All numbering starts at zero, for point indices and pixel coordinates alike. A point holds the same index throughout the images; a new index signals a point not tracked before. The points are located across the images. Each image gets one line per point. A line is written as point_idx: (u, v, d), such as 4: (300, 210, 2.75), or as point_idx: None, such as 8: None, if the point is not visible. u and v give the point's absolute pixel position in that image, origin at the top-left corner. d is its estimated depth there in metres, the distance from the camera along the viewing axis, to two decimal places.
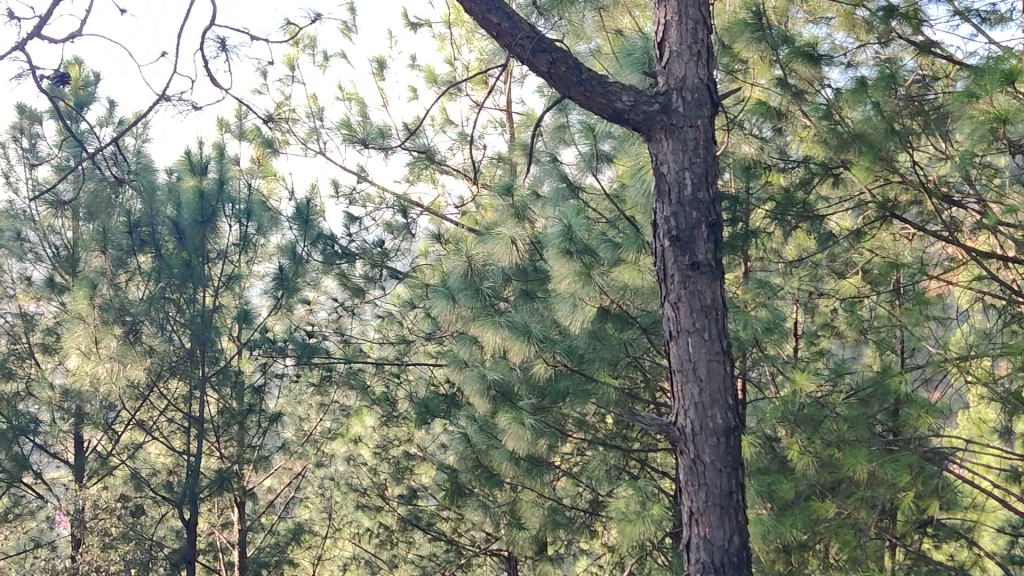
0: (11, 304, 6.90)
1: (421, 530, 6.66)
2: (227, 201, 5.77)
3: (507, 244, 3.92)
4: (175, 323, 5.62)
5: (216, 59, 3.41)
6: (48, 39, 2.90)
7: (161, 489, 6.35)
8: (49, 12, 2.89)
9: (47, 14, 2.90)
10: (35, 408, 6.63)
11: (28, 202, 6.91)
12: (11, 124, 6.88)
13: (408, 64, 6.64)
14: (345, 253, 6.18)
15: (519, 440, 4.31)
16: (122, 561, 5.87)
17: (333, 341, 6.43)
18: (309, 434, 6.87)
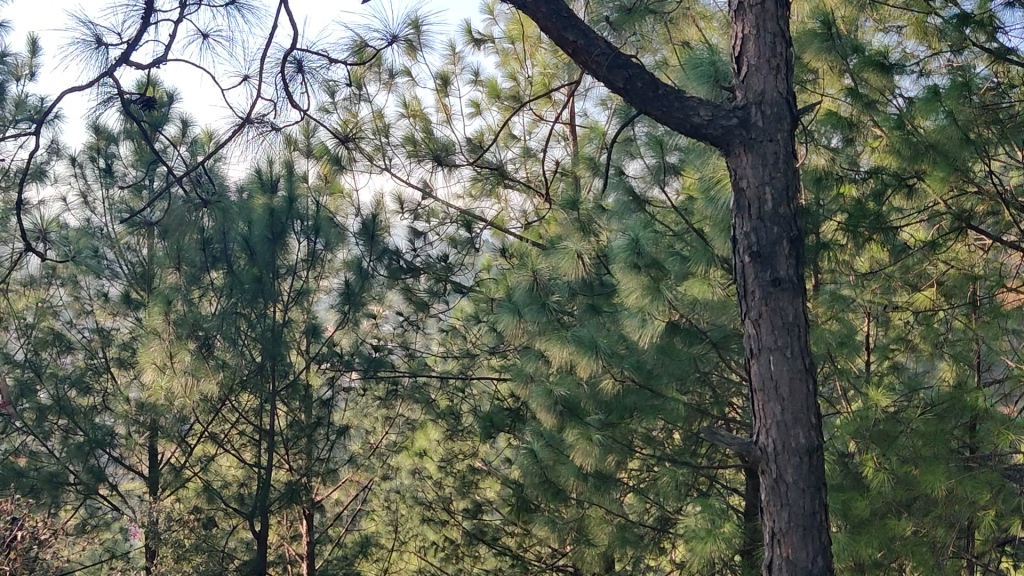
0: (89, 319, 7.18)
1: (486, 544, 6.73)
2: (296, 218, 5.73)
3: (573, 258, 3.89)
4: (246, 337, 5.68)
5: (294, 80, 3.46)
6: (135, 65, 2.99)
7: (232, 500, 6.46)
8: (136, 38, 2.97)
9: (135, 40, 2.98)
10: (112, 422, 6.82)
11: (105, 220, 7.10)
12: (89, 144, 7.07)
13: (471, 79, 6.70)
14: (410, 268, 6.36)
15: (587, 456, 4.32)
16: (195, 572, 5.99)
17: (398, 355, 6.59)
18: (375, 447, 6.91)
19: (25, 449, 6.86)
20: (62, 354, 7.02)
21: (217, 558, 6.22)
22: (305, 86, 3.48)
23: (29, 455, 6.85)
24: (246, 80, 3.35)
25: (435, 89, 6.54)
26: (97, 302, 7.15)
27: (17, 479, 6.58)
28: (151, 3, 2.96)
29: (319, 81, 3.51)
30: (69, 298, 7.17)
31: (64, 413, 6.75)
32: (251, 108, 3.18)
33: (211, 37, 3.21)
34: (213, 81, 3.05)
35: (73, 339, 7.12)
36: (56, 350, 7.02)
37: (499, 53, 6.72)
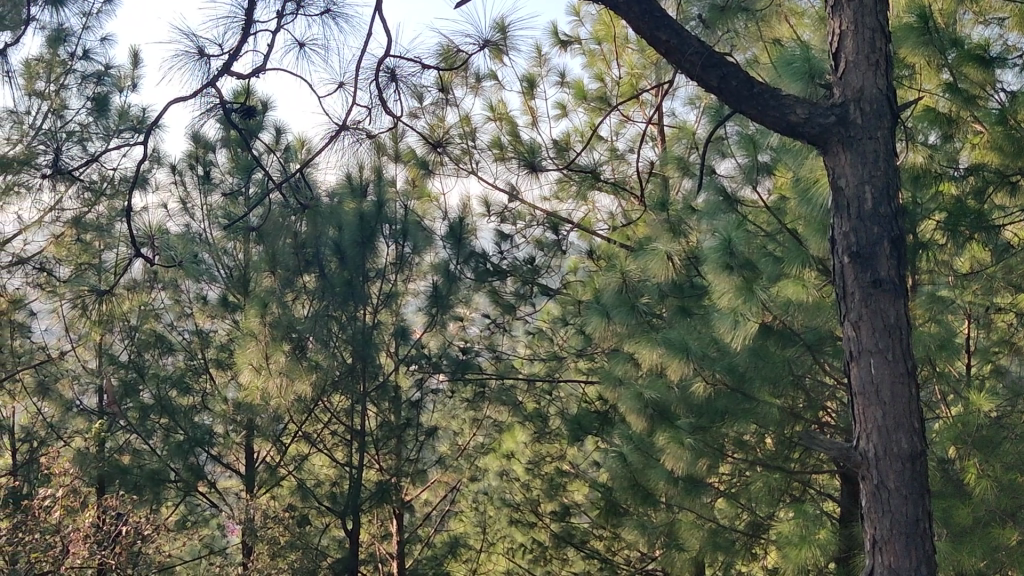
0: (189, 321, 7.41)
1: (574, 547, 6.75)
2: (386, 222, 5.78)
3: (663, 259, 3.87)
4: (339, 339, 5.78)
5: (388, 86, 3.52)
6: (236, 75, 3.08)
7: (325, 498, 6.61)
8: (237, 49, 3.06)
9: (235, 51, 3.07)
10: (210, 421, 7.09)
11: (204, 225, 7.26)
12: (187, 152, 7.37)
13: (557, 81, 6.71)
14: (497, 270, 6.41)
15: (677, 460, 4.31)
16: (290, 569, 6.13)
17: (485, 357, 6.65)
18: (463, 448, 6.92)
19: (129, 447, 7.12)
20: (163, 354, 7.28)
21: (311, 555, 6.38)
22: (398, 92, 3.53)
23: (133, 453, 7.14)
24: (341, 88, 3.42)
25: (522, 91, 6.57)
26: (196, 304, 7.40)
27: (122, 476, 6.87)
28: (250, 15, 3.04)
29: (411, 87, 3.55)
30: (169, 302, 7.39)
31: (166, 412, 6.99)
32: (346, 114, 3.24)
33: (308, 46, 3.28)
34: (311, 89, 3.12)
35: (174, 341, 7.37)
36: (158, 351, 7.28)
37: (586, 54, 6.70)
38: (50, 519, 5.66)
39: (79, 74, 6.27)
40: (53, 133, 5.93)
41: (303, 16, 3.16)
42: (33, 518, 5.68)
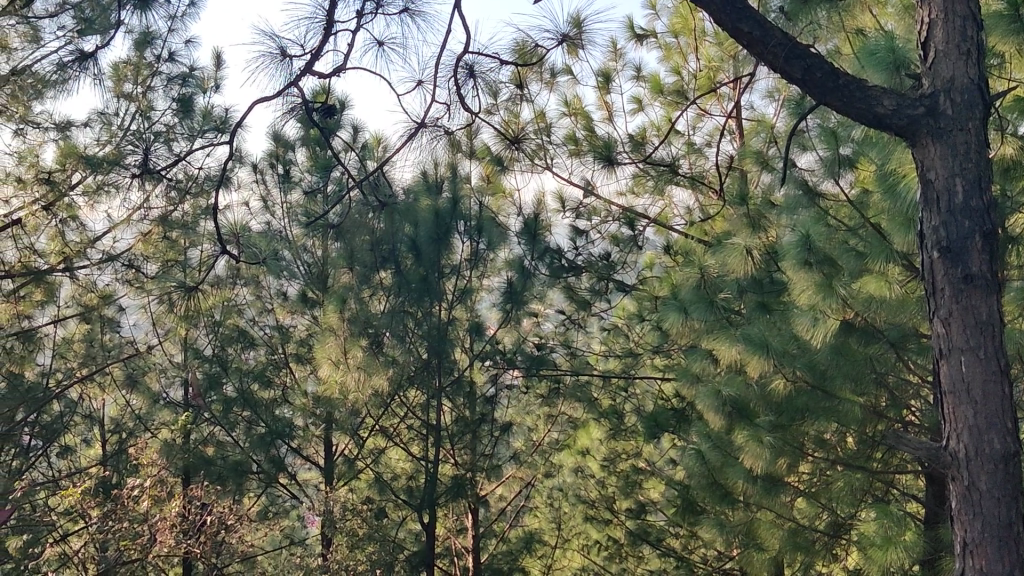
0: (269, 317, 7.62)
1: (650, 544, 6.72)
2: (460, 219, 5.73)
3: (742, 254, 3.82)
4: (414, 335, 5.83)
5: (465, 84, 3.53)
6: (317, 74, 3.12)
7: (402, 492, 6.69)
8: (319, 48, 3.10)
9: (317, 50, 3.12)
10: (290, 414, 7.25)
11: (283, 224, 7.36)
12: (267, 152, 7.52)
13: (633, 75, 6.67)
14: (572, 267, 6.39)
15: (757, 459, 4.25)
16: (368, 561, 6.19)
17: (560, 353, 6.73)
18: (538, 444, 6.94)
19: (212, 439, 7.37)
20: (245, 349, 7.47)
21: (388, 548, 6.47)
22: (474, 89, 3.55)
23: (216, 444, 7.37)
24: (419, 86, 3.44)
25: (598, 86, 6.54)
26: (277, 300, 7.57)
27: (207, 468, 7.04)
28: (332, 15, 3.09)
29: (487, 84, 3.56)
30: (252, 298, 7.59)
31: (248, 406, 7.19)
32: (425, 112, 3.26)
33: (386, 45, 3.31)
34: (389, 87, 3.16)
35: (255, 336, 7.54)
36: (240, 346, 7.47)
37: (662, 47, 6.64)
38: (139, 509, 5.91)
39: (166, 76, 6.40)
40: (141, 133, 6.06)
41: (382, 15, 3.20)
42: (123, 507, 5.93)
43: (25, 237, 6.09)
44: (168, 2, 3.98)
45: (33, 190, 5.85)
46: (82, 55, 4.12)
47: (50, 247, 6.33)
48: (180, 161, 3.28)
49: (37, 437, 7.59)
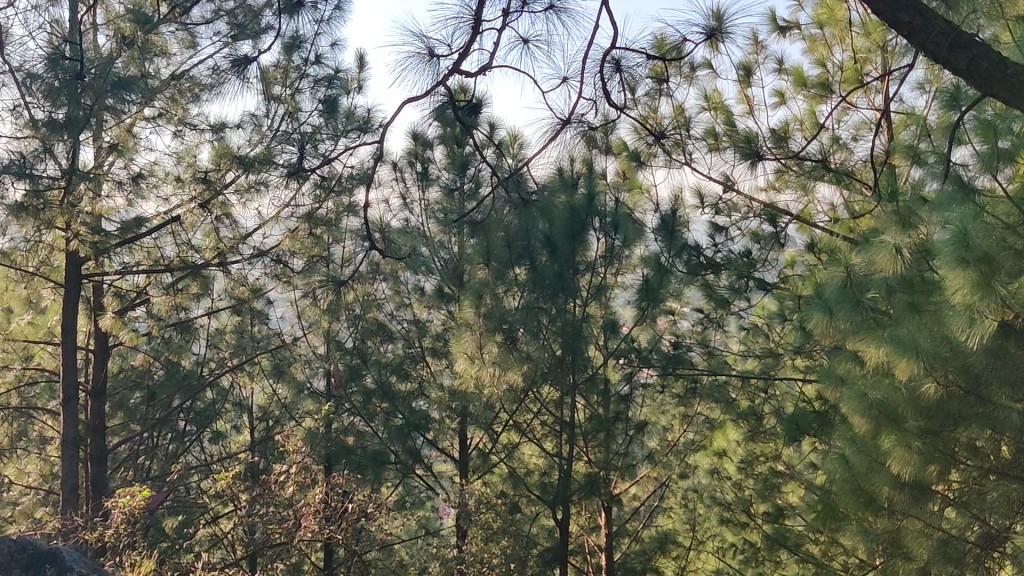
0: (408, 311, 7.85)
1: (788, 550, 6.56)
2: (597, 214, 5.71)
3: (891, 252, 3.67)
4: (548, 331, 5.85)
5: (611, 79, 3.54)
6: (465, 74, 3.20)
7: (536, 487, 6.76)
8: (466, 48, 3.17)
9: (465, 50, 3.19)
10: (427, 406, 7.47)
11: (422, 220, 7.56)
12: (408, 150, 7.68)
13: (775, 68, 6.50)
14: (711, 263, 6.30)
15: (904, 465, 4.20)
16: (502, 556, 6.36)
17: (697, 351, 6.60)
18: (673, 444, 6.88)
19: (352, 429, 7.62)
20: (383, 342, 7.72)
21: (523, 543, 6.56)
22: (619, 84, 3.56)
23: (356, 434, 7.61)
24: (565, 83, 3.48)
25: (738, 80, 6.41)
26: (414, 295, 7.73)
27: (347, 456, 7.36)
28: (479, 15, 3.14)
29: (632, 78, 3.57)
30: (390, 292, 7.78)
31: (387, 397, 7.47)
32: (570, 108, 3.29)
33: (531, 42, 3.35)
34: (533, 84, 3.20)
35: (394, 329, 7.79)
36: (379, 339, 7.72)
37: (807, 39, 6.44)
38: (284, 493, 6.25)
39: (312, 78, 6.59)
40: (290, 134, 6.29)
41: (528, 13, 3.23)
42: (270, 491, 6.35)
43: (183, 233, 6.43)
44: (316, 8, 4.11)
45: (189, 189, 6.14)
46: (238, 61, 4.30)
47: (206, 242, 6.56)
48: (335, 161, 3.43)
49: (191, 423, 8.04)
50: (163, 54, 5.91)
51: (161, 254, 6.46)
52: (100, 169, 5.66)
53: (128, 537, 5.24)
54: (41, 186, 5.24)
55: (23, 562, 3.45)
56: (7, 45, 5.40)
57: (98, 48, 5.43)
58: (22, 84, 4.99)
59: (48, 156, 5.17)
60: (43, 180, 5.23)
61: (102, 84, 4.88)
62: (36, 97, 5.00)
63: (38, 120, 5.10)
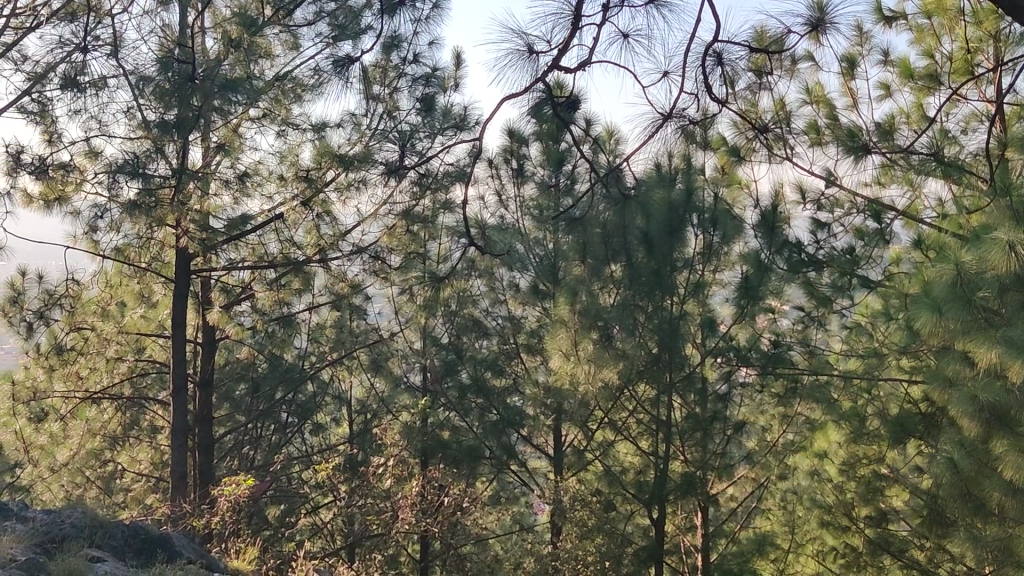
0: (502, 307, 7.94)
1: (891, 555, 6.54)
2: (695, 211, 5.52)
3: (1005, 249, 3.54)
4: (644, 329, 5.82)
5: (713, 71, 3.50)
6: (565, 70, 3.22)
7: (632, 486, 6.74)
8: (566, 44, 3.19)
9: (565, 46, 3.20)
10: (522, 403, 7.55)
11: (517, 217, 7.62)
12: (504, 147, 7.73)
13: (880, 60, 6.32)
14: (813, 260, 6.21)
15: (1019, 470, 4.13)
16: (598, 553, 6.34)
17: (798, 351, 6.41)
18: (773, 445, 6.79)
19: (448, 424, 7.75)
20: (479, 338, 7.85)
21: (618, 541, 6.55)
22: (721, 76, 3.51)
23: (452, 429, 7.71)
24: (666, 78, 3.45)
25: (842, 73, 6.25)
26: (509, 292, 7.88)
27: (443, 450, 7.48)
28: (579, 10, 3.14)
29: (734, 71, 3.52)
30: (485, 289, 7.87)
31: (482, 393, 7.60)
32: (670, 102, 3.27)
33: (632, 36, 3.33)
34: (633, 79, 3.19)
35: (489, 326, 7.90)
36: (475, 335, 7.83)
37: (914, 30, 6.25)
38: (382, 485, 6.50)
39: (410, 77, 6.72)
40: (389, 133, 6.40)
41: (628, 7, 3.21)
42: (368, 483, 6.52)
43: (286, 231, 6.61)
44: (414, 7, 4.16)
45: (292, 187, 6.27)
46: (339, 60, 4.39)
47: (306, 240, 6.67)
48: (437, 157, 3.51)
49: (292, 415, 8.26)
50: (267, 55, 6.08)
51: (266, 251, 6.74)
52: (208, 168, 5.87)
53: (233, 524, 5.44)
54: (153, 184, 5.45)
55: (137, 546, 3.61)
56: (122, 49, 5.64)
57: (206, 51, 5.61)
58: (136, 86, 5.22)
59: (159, 155, 5.44)
60: (155, 179, 5.43)
61: (210, 85, 5.01)
62: (149, 99, 5.22)
63: (151, 121, 5.35)
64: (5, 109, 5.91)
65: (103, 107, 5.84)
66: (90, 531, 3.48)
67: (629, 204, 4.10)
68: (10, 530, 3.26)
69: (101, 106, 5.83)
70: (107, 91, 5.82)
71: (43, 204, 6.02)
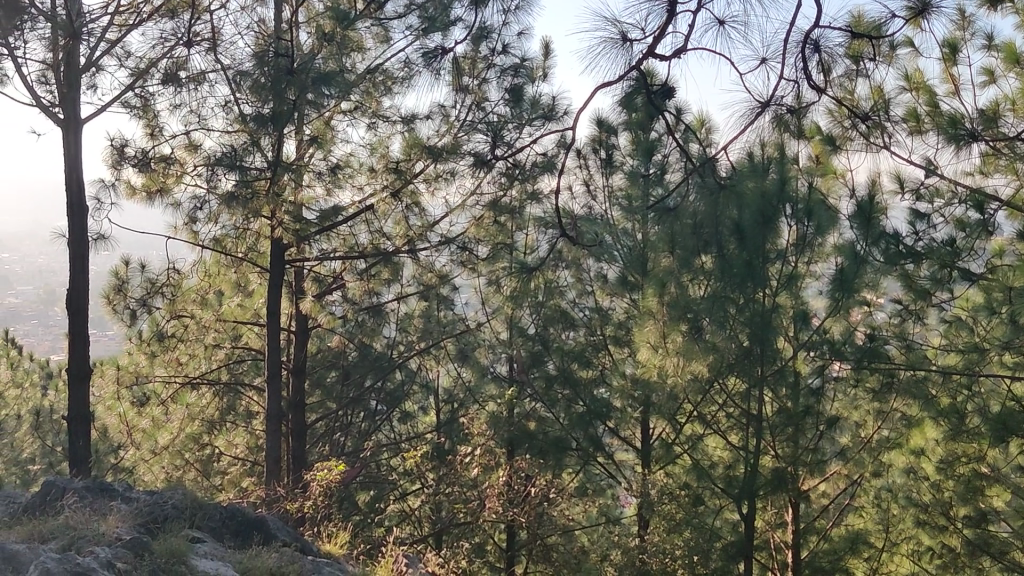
0: (590, 299, 8.01)
1: (993, 557, 6.36)
2: (789, 202, 5.39)
3: None
4: (735, 323, 5.74)
5: (811, 59, 3.45)
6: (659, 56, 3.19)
7: (721, 480, 6.66)
8: (662, 30, 3.18)
9: (661, 32, 3.19)
10: (609, 395, 7.54)
11: (606, 207, 7.61)
12: (592, 137, 7.76)
13: (986, 43, 6.09)
14: (911, 253, 6.06)
15: None
16: (685, 547, 6.32)
17: (895, 346, 6.27)
18: (867, 441, 6.65)
19: (534, 414, 7.79)
20: (566, 329, 7.86)
21: (707, 536, 6.48)
22: (819, 64, 3.45)
23: (539, 419, 7.75)
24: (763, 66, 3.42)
25: (944, 57, 6.04)
26: (597, 283, 7.90)
27: (530, 441, 7.46)
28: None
29: (832, 58, 3.46)
30: (572, 280, 7.92)
31: (569, 384, 7.61)
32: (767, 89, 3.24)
33: (728, 23, 3.30)
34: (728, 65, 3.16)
35: (576, 317, 7.90)
36: (562, 326, 7.85)
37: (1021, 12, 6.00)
38: (468, 474, 6.66)
39: (499, 68, 6.73)
40: (478, 124, 6.43)
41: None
42: (456, 472, 6.68)
43: (376, 221, 6.71)
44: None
45: (382, 179, 6.37)
46: (429, 52, 4.43)
47: (396, 230, 6.75)
48: (529, 145, 3.53)
49: (382, 403, 8.39)
50: (360, 48, 6.17)
51: (356, 242, 6.86)
52: (301, 161, 5.98)
53: (325, 509, 5.56)
54: (250, 176, 5.58)
55: (234, 527, 3.73)
56: (220, 45, 5.79)
57: (300, 45, 5.70)
58: (234, 81, 5.40)
59: (255, 148, 5.54)
60: (251, 172, 5.57)
61: (305, 79, 5.14)
62: (246, 94, 5.38)
63: (247, 114, 5.46)
64: (110, 104, 6.13)
65: (201, 102, 6.01)
66: (190, 512, 3.60)
67: (722, 195, 4.05)
68: (115, 509, 3.40)
69: (199, 100, 6.01)
70: (205, 86, 5.99)
71: (146, 195, 6.24)
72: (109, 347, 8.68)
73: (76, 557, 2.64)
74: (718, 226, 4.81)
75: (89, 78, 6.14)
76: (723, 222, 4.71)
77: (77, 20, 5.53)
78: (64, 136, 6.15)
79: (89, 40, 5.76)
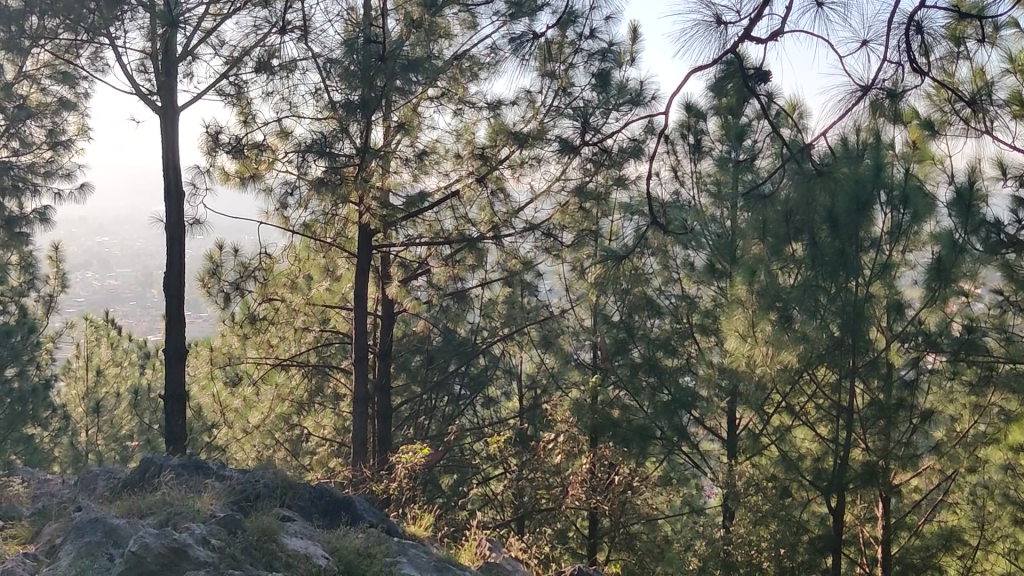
0: (676, 286, 7.96)
1: None
2: (884, 188, 5.21)
3: None
4: (826, 312, 5.61)
5: (913, 40, 3.39)
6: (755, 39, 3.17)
7: (809, 473, 6.55)
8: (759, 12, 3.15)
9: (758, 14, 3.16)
10: (695, 384, 7.49)
11: (694, 194, 7.55)
12: (680, 123, 7.69)
13: None
14: (1013, 242, 5.86)
15: None
16: (772, 539, 6.30)
17: (994, 338, 6.10)
18: (962, 436, 6.49)
19: (618, 402, 7.78)
20: (652, 317, 7.82)
21: (793, 529, 6.40)
22: (920, 45, 3.39)
23: (622, 407, 7.73)
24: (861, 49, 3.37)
25: None
26: (684, 270, 7.87)
27: (613, 429, 7.45)
28: None
29: (934, 39, 3.39)
30: (659, 268, 7.91)
31: (654, 372, 7.56)
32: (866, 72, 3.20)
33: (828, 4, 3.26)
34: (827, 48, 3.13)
35: (662, 305, 7.86)
36: (647, 314, 7.82)
37: None
38: (552, 461, 6.69)
39: (586, 52, 6.68)
40: (564, 110, 6.43)
41: None
42: (539, 457, 6.75)
43: (462, 208, 6.75)
44: None
45: (467, 165, 6.40)
46: (517, 36, 4.43)
47: (481, 217, 6.79)
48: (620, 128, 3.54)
49: (466, 388, 8.47)
50: (448, 35, 6.23)
51: (442, 228, 6.95)
52: (389, 147, 6.06)
53: (411, 491, 5.66)
54: (340, 163, 5.69)
55: (323, 507, 3.80)
56: (310, 33, 5.88)
57: (388, 32, 5.78)
58: (325, 69, 5.50)
59: (344, 135, 5.67)
60: (341, 158, 5.68)
61: (394, 67, 5.22)
62: (336, 80, 5.49)
63: (338, 102, 5.57)
64: (206, 91, 6.30)
65: (292, 89, 6.12)
66: (280, 492, 3.70)
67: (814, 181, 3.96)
68: (210, 486, 3.52)
69: (290, 88, 6.13)
70: (296, 74, 6.09)
71: (240, 181, 6.41)
72: (202, 329, 8.92)
73: (173, 533, 2.74)
74: (814, 219, 4.80)
75: (185, 66, 6.30)
76: (818, 212, 4.58)
77: (174, 8, 5.67)
78: (161, 123, 6.34)
79: (185, 29, 5.92)
